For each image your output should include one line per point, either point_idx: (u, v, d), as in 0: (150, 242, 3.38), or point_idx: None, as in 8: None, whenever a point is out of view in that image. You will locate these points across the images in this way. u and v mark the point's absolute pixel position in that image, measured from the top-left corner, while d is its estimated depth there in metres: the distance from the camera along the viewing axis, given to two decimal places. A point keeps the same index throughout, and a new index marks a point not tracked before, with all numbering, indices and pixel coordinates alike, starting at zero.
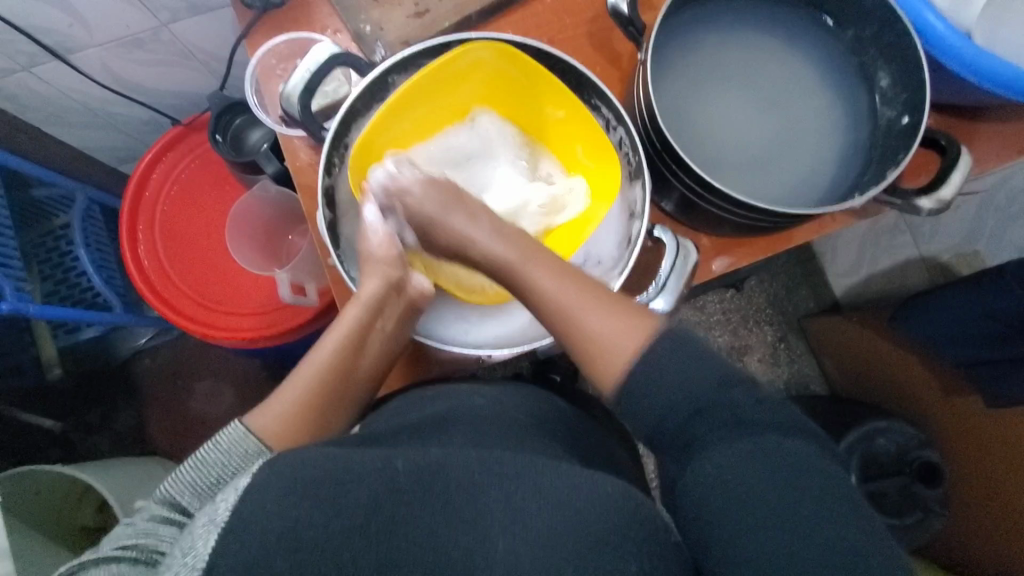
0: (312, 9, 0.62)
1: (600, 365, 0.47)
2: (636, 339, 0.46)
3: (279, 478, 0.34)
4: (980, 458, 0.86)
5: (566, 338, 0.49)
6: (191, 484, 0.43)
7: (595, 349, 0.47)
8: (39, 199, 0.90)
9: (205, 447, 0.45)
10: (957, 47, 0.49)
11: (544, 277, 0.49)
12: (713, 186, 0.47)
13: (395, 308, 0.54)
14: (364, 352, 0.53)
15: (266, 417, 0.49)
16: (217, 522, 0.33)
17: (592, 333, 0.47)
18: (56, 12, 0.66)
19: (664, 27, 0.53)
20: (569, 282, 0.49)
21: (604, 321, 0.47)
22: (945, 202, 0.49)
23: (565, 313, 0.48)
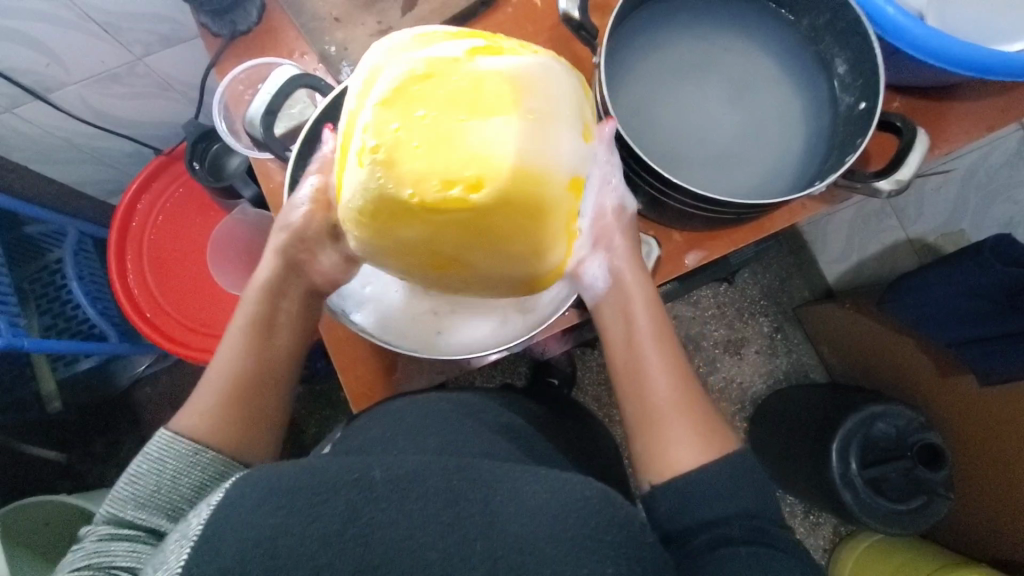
0: (278, 34, 0.63)
1: (661, 456, 0.49)
2: (701, 456, 0.48)
3: (255, 490, 0.34)
4: (980, 435, 0.86)
5: (642, 417, 0.51)
6: (131, 498, 0.45)
7: (663, 445, 0.49)
8: (31, 235, 0.91)
9: (137, 462, 0.46)
10: (908, 30, 0.49)
11: (661, 369, 0.52)
12: (674, 183, 0.48)
13: (296, 287, 0.54)
14: (281, 329, 0.53)
15: (190, 416, 0.48)
16: (189, 537, 0.33)
17: (676, 431, 0.49)
18: (33, 53, 0.68)
19: (620, 27, 0.54)
20: (684, 389, 0.51)
21: (688, 424, 0.49)
22: (904, 182, 0.50)
23: (659, 407, 0.50)
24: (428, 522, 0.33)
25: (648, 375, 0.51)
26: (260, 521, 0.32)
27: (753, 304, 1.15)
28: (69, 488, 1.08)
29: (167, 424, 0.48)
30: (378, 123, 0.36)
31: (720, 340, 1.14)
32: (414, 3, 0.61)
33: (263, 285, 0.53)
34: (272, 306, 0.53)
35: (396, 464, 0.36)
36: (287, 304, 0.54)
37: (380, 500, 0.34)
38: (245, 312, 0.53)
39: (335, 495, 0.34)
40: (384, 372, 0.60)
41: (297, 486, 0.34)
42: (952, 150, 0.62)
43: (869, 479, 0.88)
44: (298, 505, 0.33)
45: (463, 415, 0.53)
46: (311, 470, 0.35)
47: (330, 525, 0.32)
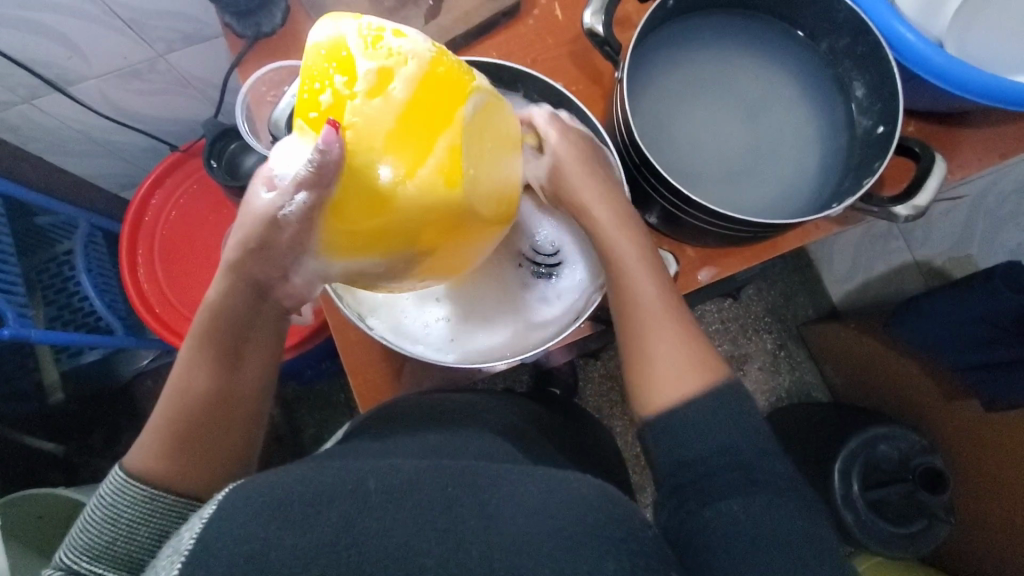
0: (302, 37, 0.64)
1: (648, 382, 0.45)
2: (696, 380, 0.44)
3: (249, 503, 0.33)
4: (982, 462, 0.86)
5: (630, 349, 0.47)
6: (86, 548, 0.40)
7: (650, 373, 0.45)
8: (42, 225, 0.91)
9: (92, 507, 0.42)
10: (928, 57, 0.49)
11: (646, 291, 0.47)
12: (690, 199, 0.48)
13: (258, 311, 0.47)
14: (242, 357, 0.48)
15: (142, 453, 0.44)
16: (181, 552, 0.32)
17: (660, 355, 0.45)
18: (55, 46, 0.68)
19: (642, 44, 0.54)
20: (670, 309, 0.47)
21: (678, 351, 0.45)
22: (921, 208, 0.50)
23: (644, 323, 0.46)
24: (423, 529, 0.33)
25: (630, 299, 0.47)
26: (253, 536, 0.31)
27: (757, 320, 1.15)
28: (63, 480, 1.07)
29: (123, 460, 0.44)
30: (452, 152, 0.37)
31: (723, 355, 1.14)
32: (437, 11, 0.62)
33: (217, 313, 0.45)
34: (231, 335, 0.46)
35: (391, 474, 0.36)
36: (249, 331, 0.47)
37: (375, 510, 0.33)
38: (194, 340, 0.46)
39: (327, 508, 0.33)
40: (394, 375, 0.60)
41: (287, 501, 0.33)
42: (965, 176, 0.62)
43: (870, 501, 0.87)
44: (295, 515, 0.32)
45: (473, 420, 0.53)
46: (302, 480, 0.35)
47: (323, 535, 0.32)
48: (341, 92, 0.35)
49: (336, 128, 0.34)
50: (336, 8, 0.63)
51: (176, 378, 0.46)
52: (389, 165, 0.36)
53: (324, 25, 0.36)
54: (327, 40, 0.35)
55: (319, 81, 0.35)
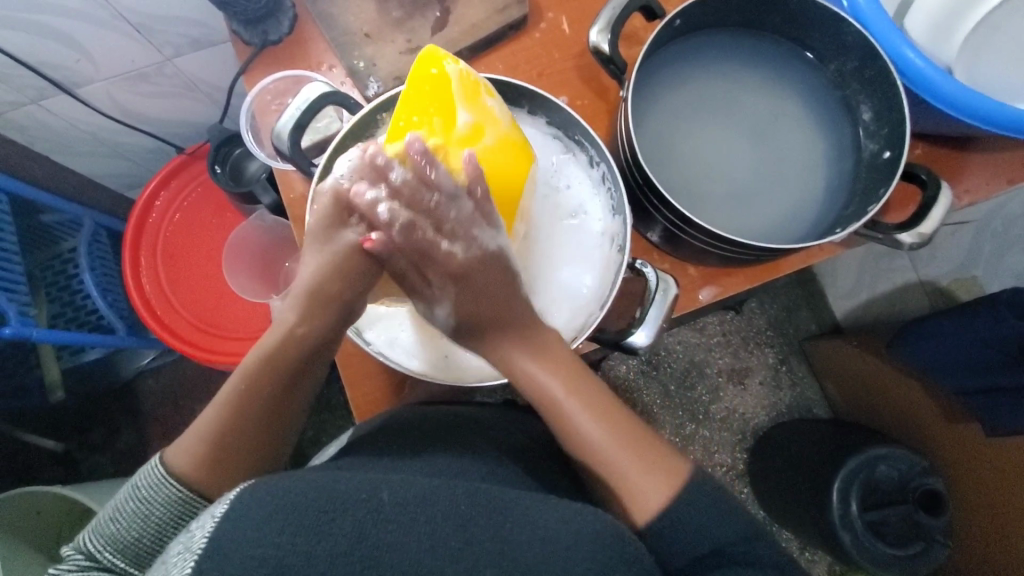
0: (308, 45, 0.64)
1: (620, 502, 0.44)
2: (657, 491, 0.43)
3: (260, 504, 0.32)
4: (982, 485, 0.85)
5: (595, 479, 0.46)
6: (113, 538, 0.43)
7: (623, 497, 0.44)
8: (47, 224, 0.92)
9: (127, 496, 0.44)
10: (934, 82, 0.49)
11: (584, 418, 0.46)
12: (692, 221, 0.47)
13: (328, 348, 0.49)
14: (301, 386, 0.49)
15: (183, 454, 0.46)
16: (193, 550, 0.31)
17: (623, 478, 0.44)
18: (64, 49, 0.68)
19: (648, 62, 0.54)
20: (618, 426, 0.46)
21: (632, 466, 0.44)
22: (926, 236, 0.50)
23: (596, 449, 0.45)
24: (437, 544, 0.32)
25: (574, 430, 0.46)
26: (264, 540, 0.30)
27: (759, 334, 1.14)
28: (61, 475, 1.08)
29: (163, 454, 0.46)
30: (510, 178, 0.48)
31: (723, 368, 1.13)
32: (444, 23, 0.61)
33: (291, 337, 0.48)
34: (297, 367, 0.48)
35: (405, 487, 0.34)
36: (311, 363, 0.49)
37: (389, 522, 0.32)
38: (259, 356, 0.48)
39: (342, 516, 0.32)
40: (391, 385, 0.60)
41: (301, 504, 0.32)
42: (973, 201, 0.61)
43: (867, 522, 0.87)
44: (301, 521, 0.31)
45: (471, 435, 0.52)
46: (322, 486, 0.34)
47: (339, 543, 0.31)
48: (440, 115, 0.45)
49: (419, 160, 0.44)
50: (343, 17, 0.62)
51: (230, 388, 0.47)
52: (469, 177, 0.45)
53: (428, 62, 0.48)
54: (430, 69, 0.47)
55: (422, 105, 0.46)
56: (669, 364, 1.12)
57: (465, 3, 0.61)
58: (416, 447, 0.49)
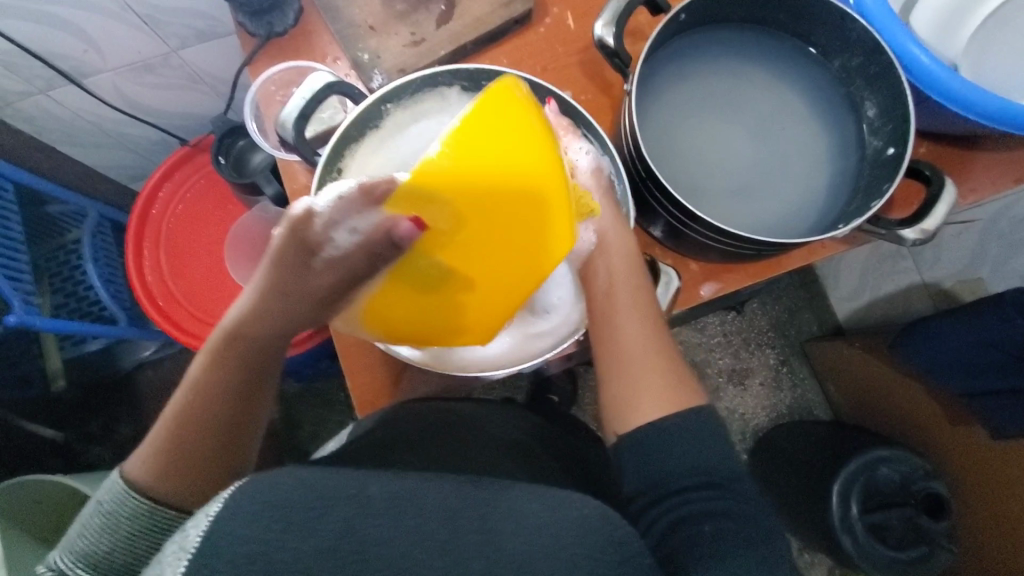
0: (313, 38, 0.64)
1: (623, 402, 0.46)
2: (662, 404, 0.45)
3: (251, 500, 0.31)
4: (985, 488, 0.84)
5: (605, 360, 0.48)
6: (83, 552, 0.43)
7: (625, 399, 0.46)
8: (52, 214, 0.92)
9: (92, 512, 0.44)
10: (942, 80, 0.49)
11: (631, 303, 0.49)
12: (696, 216, 0.47)
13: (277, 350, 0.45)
14: (261, 390, 0.46)
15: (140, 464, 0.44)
16: (187, 548, 0.30)
17: (636, 383, 0.46)
18: (71, 39, 0.69)
19: (652, 56, 0.54)
20: (651, 336, 0.48)
21: (653, 364, 0.47)
22: (929, 233, 0.49)
23: (626, 348, 0.47)
24: (425, 537, 0.31)
25: (613, 317, 0.48)
26: (254, 536, 0.30)
27: (760, 335, 1.14)
28: (60, 466, 1.08)
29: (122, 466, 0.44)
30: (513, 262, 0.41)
31: (724, 369, 1.13)
32: (449, 17, 0.61)
33: (238, 334, 0.43)
34: (248, 367, 0.44)
35: (393, 482, 0.34)
36: (260, 362, 0.45)
37: (377, 517, 0.32)
38: (207, 361, 0.44)
39: (332, 510, 0.32)
40: (391, 377, 0.60)
41: (285, 500, 0.32)
42: (977, 200, 0.61)
43: (867, 524, 0.86)
44: (294, 517, 0.31)
45: (468, 433, 0.52)
46: (305, 481, 0.33)
47: (326, 538, 0.30)
48: (474, 176, 0.38)
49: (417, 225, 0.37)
50: (348, 10, 0.63)
51: (176, 401, 0.44)
52: (442, 268, 0.40)
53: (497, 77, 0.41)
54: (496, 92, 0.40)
55: (467, 159, 0.38)
56: None
57: None
58: (411, 442, 0.49)
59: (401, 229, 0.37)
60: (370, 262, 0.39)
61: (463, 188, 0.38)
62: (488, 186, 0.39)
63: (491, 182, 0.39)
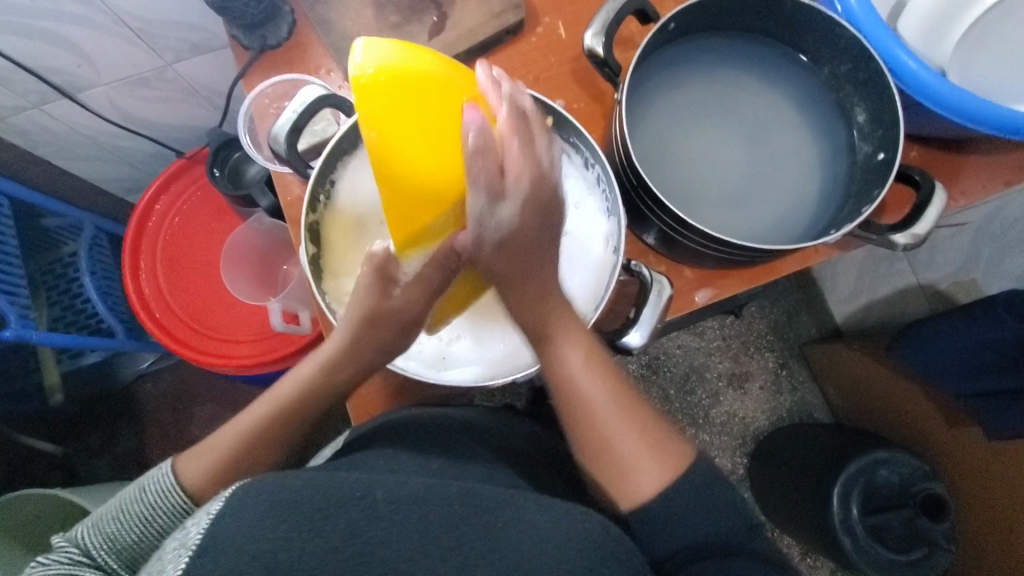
0: (307, 50, 0.65)
1: (615, 478, 0.45)
2: (660, 480, 0.43)
3: (258, 498, 0.31)
4: (984, 490, 0.84)
5: (593, 452, 0.46)
6: (111, 538, 0.44)
7: (619, 475, 0.44)
8: (48, 228, 0.92)
9: (134, 498, 0.45)
10: (931, 85, 0.49)
11: (595, 385, 0.46)
12: (687, 223, 0.47)
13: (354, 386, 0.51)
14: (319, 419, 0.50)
15: (197, 463, 0.47)
16: (188, 545, 0.30)
17: (626, 458, 0.44)
18: (65, 54, 0.69)
19: (643, 64, 0.54)
20: (626, 400, 0.46)
21: (641, 449, 0.44)
22: (920, 237, 0.50)
23: (602, 426, 0.45)
24: (427, 542, 0.32)
25: (581, 408, 0.46)
26: (259, 537, 0.30)
27: (759, 339, 1.14)
28: (60, 479, 1.08)
29: (178, 460, 0.47)
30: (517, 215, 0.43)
31: (723, 373, 1.13)
32: (441, 27, 0.62)
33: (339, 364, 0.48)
34: (320, 403, 0.49)
35: (399, 486, 0.34)
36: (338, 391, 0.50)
37: (381, 520, 0.32)
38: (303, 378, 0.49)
39: (336, 512, 0.31)
40: (388, 387, 0.60)
41: (294, 502, 0.31)
42: (969, 202, 0.61)
43: (869, 527, 0.86)
44: (299, 520, 0.31)
45: (468, 440, 0.52)
46: (316, 481, 0.33)
47: (332, 540, 0.30)
48: (451, 170, 0.38)
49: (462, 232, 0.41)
50: (340, 21, 0.63)
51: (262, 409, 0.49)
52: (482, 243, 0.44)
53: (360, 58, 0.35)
54: (377, 87, 0.35)
55: (416, 158, 0.37)
56: (669, 369, 1.12)
57: (462, 7, 0.62)
58: (411, 449, 0.48)
59: (456, 243, 0.42)
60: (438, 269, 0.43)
61: (451, 172, 0.38)
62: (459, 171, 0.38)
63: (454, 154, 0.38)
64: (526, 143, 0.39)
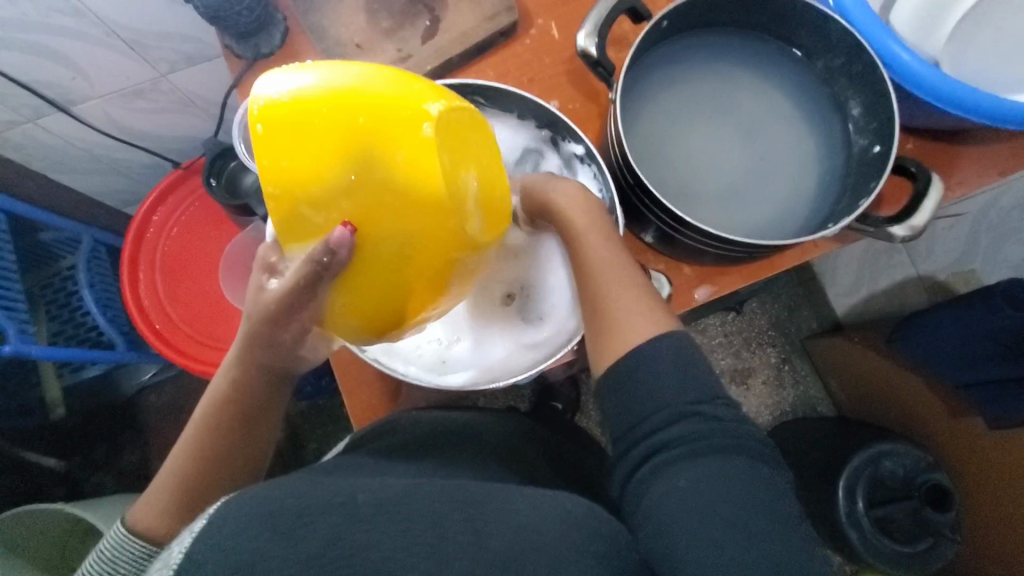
0: (301, 58, 0.65)
1: (606, 331, 0.42)
2: (650, 327, 0.41)
3: (238, 512, 0.31)
4: (989, 480, 0.84)
5: (586, 300, 0.45)
6: None
7: (607, 324, 0.43)
8: (45, 242, 0.92)
9: (94, 559, 0.44)
10: (925, 77, 0.49)
11: (594, 236, 0.45)
12: (684, 221, 0.47)
13: (271, 392, 0.47)
14: (260, 420, 0.47)
15: (145, 508, 0.45)
16: (170, 565, 0.30)
17: (615, 306, 0.43)
18: (59, 68, 0.69)
19: (637, 63, 0.54)
20: (622, 256, 0.45)
21: (632, 301, 0.43)
22: (918, 229, 0.50)
23: (597, 272, 0.44)
24: (424, 548, 0.31)
25: (581, 255, 0.45)
26: (240, 548, 0.30)
27: (760, 334, 1.14)
28: (64, 494, 1.08)
29: (127, 513, 0.45)
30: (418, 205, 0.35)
31: (726, 369, 1.12)
32: (434, 32, 0.62)
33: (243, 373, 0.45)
34: (245, 408, 0.45)
35: (379, 489, 0.34)
36: (261, 395, 0.46)
37: (362, 523, 0.31)
38: (215, 395, 0.45)
39: (316, 521, 0.31)
40: (389, 392, 0.60)
41: (281, 510, 0.31)
42: (966, 193, 0.61)
43: (875, 519, 0.86)
44: (285, 529, 0.30)
45: (470, 442, 0.52)
46: (295, 495, 0.33)
47: (310, 546, 0.30)
48: (316, 157, 0.33)
49: (349, 230, 0.34)
50: (334, 28, 0.63)
51: (191, 434, 0.45)
52: (382, 243, 0.36)
53: (270, 77, 0.35)
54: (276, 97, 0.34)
55: (284, 152, 0.33)
56: None
57: (455, 11, 0.62)
58: (410, 450, 0.49)
59: (331, 240, 0.34)
60: (313, 274, 0.36)
61: (316, 164, 0.34)
62: (331, 161, 0.34)
63: (332, 147, 0.34)
64: (406, 123, 0.34)
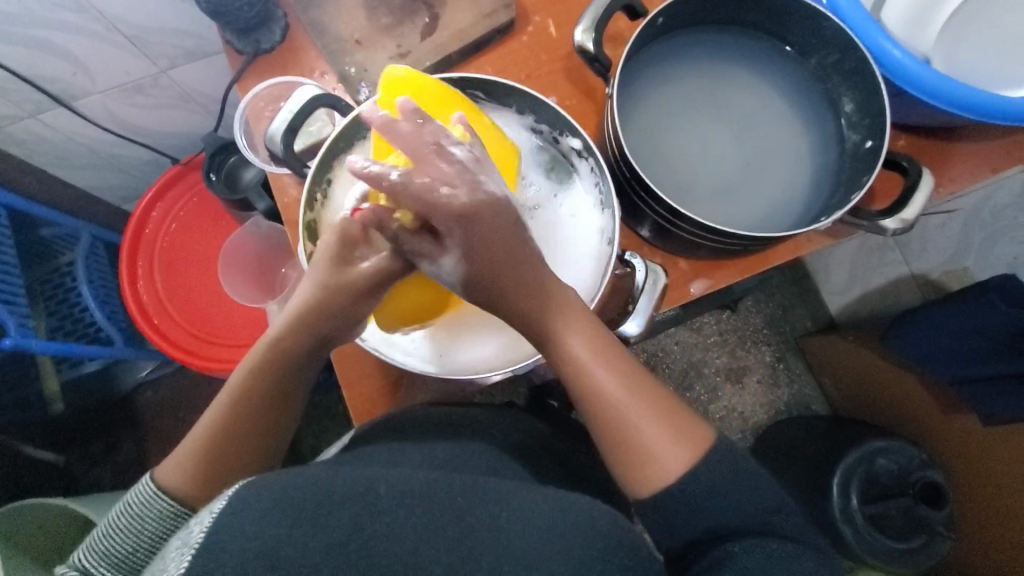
0: (301, 53, 0.65)
1: (641, 470, 0.43)
2: (681, 460, 0.42)
3: (260, 498, 0.31)
4: (982, 476, 0.85)
5: (608, 438, 0.44)
6: (108, 554, 0.41)
7: (642, 463, 0.43)
8: (44, 237, 0.92)
9: (118, 513, 0.43)
10: (915, 73, 0.50)
11: (605, 373, 0.44)
12: (680, 213, 0.48)
13: (308, 363, 0.49)
14: (290, 397, 0.48)
15: (173, 467, 0.44)
16: (190, 544, 0.30)
17: (647, 444, 0.43)
18: (60, 63, 0.70)
19: (633, 58, 0.55)
20: (640, 385, 0.44)
21: (662, 435, 0.43)
22: (909, 223, 0.51)
23: (619, 418, 0.43)
24: (430, 534, 0.32)
25: (596, 392, 0.44)
26: (262, 533, 0.30)
27: (755, 333, 1.15)
28: (62, 490, 1.08)
29: (154, 471, 0.44)
30: None
31: (721, 368, 1.13)
32: (433, 29, 0.63)
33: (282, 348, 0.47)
34: (283, 379, 0.47)
35: (400, 482, 0.34)
36: (295, 371, 0.48)
37: (383, 516, 0.32)
38: (249, 363, 0.47)
39: (333, 509, 0.31)
40: (388, 384, 0.60)
41: (294, 496, 0.32)
42: (957, 189, 0.62)
43: (869, 516, 0.86)
44: (301, 516, 0.31)
45: (470, 435, 0.53)
46: (306, 482, 0.33)
47: (334, 536, 0.30)
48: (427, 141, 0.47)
49: None
50: (334, 25, 0.64)
51: (223, 399, 0.46)
52: None
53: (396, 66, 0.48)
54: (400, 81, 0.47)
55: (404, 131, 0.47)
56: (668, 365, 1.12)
57: (453, 9, 0.62)
58: (411, 445, 0.49)
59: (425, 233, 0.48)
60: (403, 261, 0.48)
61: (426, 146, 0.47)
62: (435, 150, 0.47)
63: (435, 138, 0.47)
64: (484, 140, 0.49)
